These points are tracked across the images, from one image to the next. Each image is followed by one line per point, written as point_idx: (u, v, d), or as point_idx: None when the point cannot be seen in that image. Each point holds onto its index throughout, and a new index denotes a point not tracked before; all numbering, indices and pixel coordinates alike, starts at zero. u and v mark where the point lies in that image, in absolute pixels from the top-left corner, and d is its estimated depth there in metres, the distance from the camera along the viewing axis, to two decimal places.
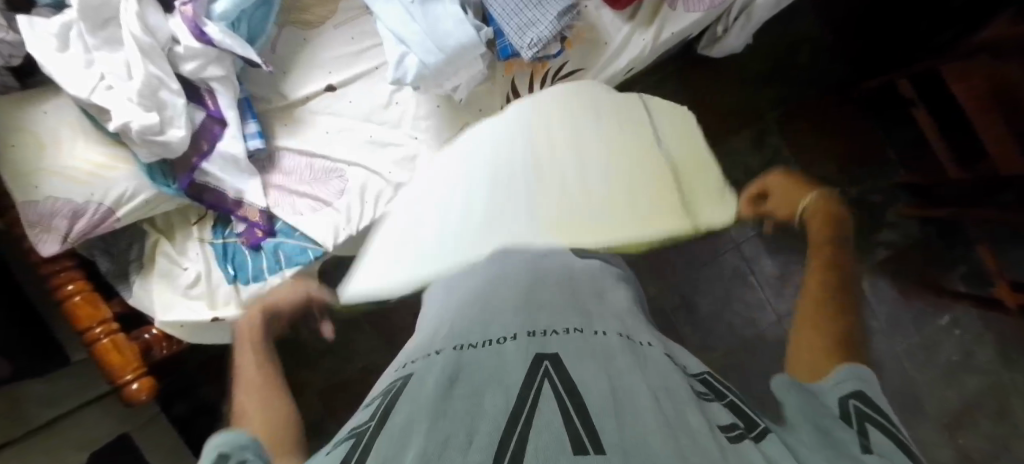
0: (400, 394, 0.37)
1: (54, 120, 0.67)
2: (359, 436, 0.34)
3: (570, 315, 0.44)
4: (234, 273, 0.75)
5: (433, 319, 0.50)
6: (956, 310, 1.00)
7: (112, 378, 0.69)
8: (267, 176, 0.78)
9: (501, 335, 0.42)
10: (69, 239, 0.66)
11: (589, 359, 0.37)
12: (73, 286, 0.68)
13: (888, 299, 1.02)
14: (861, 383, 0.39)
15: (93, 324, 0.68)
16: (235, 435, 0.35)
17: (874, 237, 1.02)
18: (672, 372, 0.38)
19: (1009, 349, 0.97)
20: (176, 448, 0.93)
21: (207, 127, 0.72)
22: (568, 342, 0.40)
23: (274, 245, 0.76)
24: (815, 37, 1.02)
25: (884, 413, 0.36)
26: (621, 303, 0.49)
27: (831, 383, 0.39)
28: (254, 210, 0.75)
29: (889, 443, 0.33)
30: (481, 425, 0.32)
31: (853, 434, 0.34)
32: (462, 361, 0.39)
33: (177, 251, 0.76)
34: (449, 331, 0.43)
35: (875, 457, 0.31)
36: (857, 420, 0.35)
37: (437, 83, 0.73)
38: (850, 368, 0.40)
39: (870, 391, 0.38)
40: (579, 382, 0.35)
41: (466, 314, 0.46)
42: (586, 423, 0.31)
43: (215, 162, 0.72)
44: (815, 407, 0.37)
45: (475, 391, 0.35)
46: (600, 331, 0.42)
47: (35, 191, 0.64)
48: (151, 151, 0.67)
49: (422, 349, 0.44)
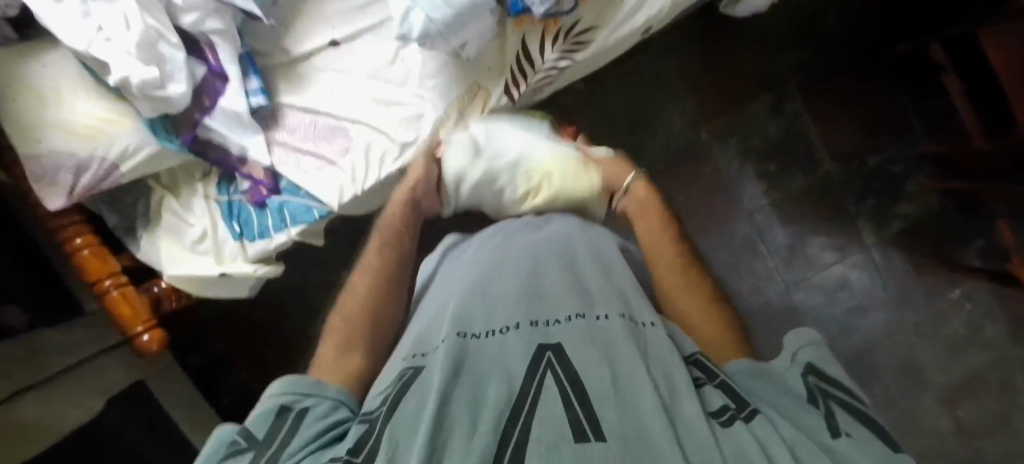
0: (405, 384, 0.37)
1: (56, 74, 0.66)
2: (372, 422, 0.35)
3: (572, 296, 0.43)
4: (240, 230, 0.76)
5: (437, 304, 0.49)
6: (968, 283, 0.98)
7: (125, 330, 0.71)
8: (271, 133, 0.77)
9: (504, 325, 0.41)
10: (75, 193, 0.66)
11: (591, 344, 0.37)
12: (81, 239, 0.69)
13: (899, 272, 1.00)
14: (812, 349, 0.39)
15: (102, 277, 0.70)
16: (295, 380, 0.42)
17: (891, 209, 1.00)
18: (670, 355, 0.38)
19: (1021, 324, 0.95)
20: (188, 395, 0.96)
21: (209, 83, 0.71)
22: (571, 328, 0.39)
23: (280, 203, 0.76)
24: None
25: (843, 383, 0.37)
26: (625, 281, 0.48)
27: (787, 361, 0.39)
28: (259, 168, 0.75)
29: (857, 422, 0.33)
30: (484, 416, 0.32)
31: (821, 419, 0.34)
32: (466, 349, 0.38)
33: (183, 208, 0.76)
34: (452, 315, 0.43)
35: (846, 440, 0.32)
36: (821, 398, 0.36)
37: (447, 42, 0.68)
38: (794, 335, 0.41)
39: (823, 360, 0.39)
40: (581, 371, 0.35)
41: (472, 296, 0.45)
42: (587, 411, 0.31)
43: (218, 118, 0.71)
44: (780, 391, 0.37)
45: (478, 380, 0.35)
46: (602, 315, 0.41)
47: (38, 145, 0.64)
48: (153, 106, 0.66)
49: (426, 334, 0.44)
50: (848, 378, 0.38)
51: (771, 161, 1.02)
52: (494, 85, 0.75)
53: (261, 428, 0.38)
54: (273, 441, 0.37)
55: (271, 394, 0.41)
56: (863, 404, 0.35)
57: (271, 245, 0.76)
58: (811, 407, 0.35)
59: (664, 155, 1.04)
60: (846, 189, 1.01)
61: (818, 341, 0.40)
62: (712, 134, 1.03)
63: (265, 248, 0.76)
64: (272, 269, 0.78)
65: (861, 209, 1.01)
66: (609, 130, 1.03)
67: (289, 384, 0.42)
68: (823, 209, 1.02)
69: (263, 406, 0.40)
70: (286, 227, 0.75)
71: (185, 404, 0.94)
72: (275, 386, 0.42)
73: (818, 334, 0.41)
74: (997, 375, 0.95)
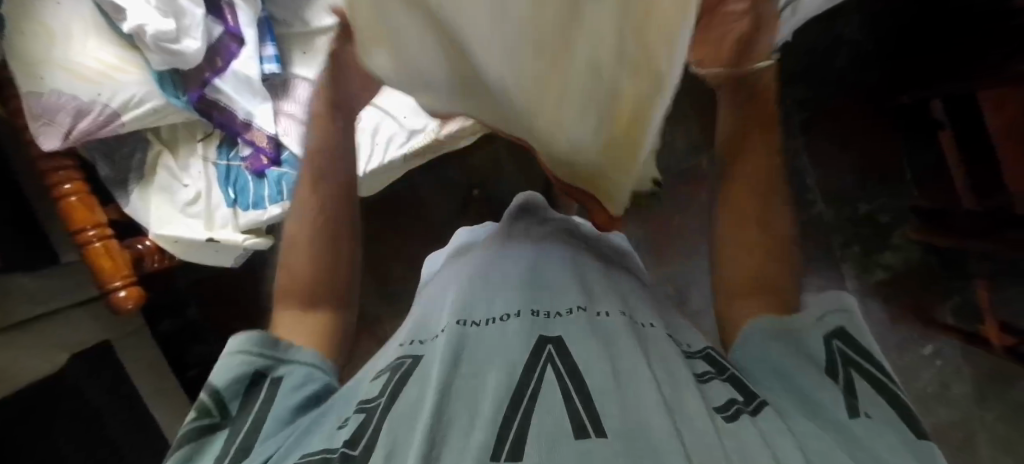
0: (403, 375, 0.37)
1: (69, 13, 0.65)
2: (370, 410, 0.34)
3: (573, 291, 0.43)
4: (234, 197, 0.74)
5: (434, 295, 0.50)
6: (940, 340, 1.00)
7: (101, 282, 0.69)
8: (279, 103, 0.77)
9: (505, 312, 0.41)
10: (71, 137, 0.64)
11: (592, 340, 0.37)
12: (71, 185, 0.67)
13: (876, 320, 1.02)
14: (845, 315, 0.39)
15: (87, 226, 0.67)
16: (257, 337, 0.40)
17: (876, 258, 1.02)
18: (672, 353, 0.38)
19: (986, 387, 0.97)
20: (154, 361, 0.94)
21: (224, 44, 0.71)
22: (572, 321, 0.39)
23: (278, 175, 0.74)
24: (856, 43, 1.00)
25: (870, 354, 0.38)
26: (624, 284, 0.49)
27: (813, 320, 0.40)
28: (262, 135, 0.74)
29: (877, 401, 0.34)
30: (484, 407, 0.32)
31: (839, 395, 0.35)
32: (465, 337, 0.38)
33: (178, 167, 0.74)
34: (452, 304, 0.44)
35: (865, 421, 0.33)
36: (842, 367, 0.37)
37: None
38: (829, 298, 0.41)
39: (854, 330, 0.39)
40: (582, 366, 0.35)
41: (473, 285, 0.46)
42: (589, 409, 0.31)
43: (228, 80, 0.71)
44: (800, 357, 0.38)
45: (479, 371, 0.35)
46: (603, 312, 0.41)
47: (40, 82, 0.63)
48: (164, 59, 0.65)
49: (425, 323, 0.45)
50: (874, 349, 0.38)
51: None
52: None
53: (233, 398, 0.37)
54: (246, 417, 0.37)
55: (236, 351, 0.39)
56: (892, 382, 0.36)
57: (263, 218, 0.73)
58: (829, 379, 0.36)
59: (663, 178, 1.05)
60: (835, 232, 1.04)
61: (849, 306, 0.40)
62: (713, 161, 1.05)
63: (257, 218, 0.73)
64: (262, 242, 0.76)
65: (847, 254, 1.03)
66: None
67: (262, 343, 0.40)
68: (810, 248, 1.04)
69: (226, 368, 0.38)
70: (281, 199, 0.73)
71: (152, 368, 0.92)
72: (240, 340, 0.39)
73: (855, 300, 0.40)
74: (958, 433, 0.97)
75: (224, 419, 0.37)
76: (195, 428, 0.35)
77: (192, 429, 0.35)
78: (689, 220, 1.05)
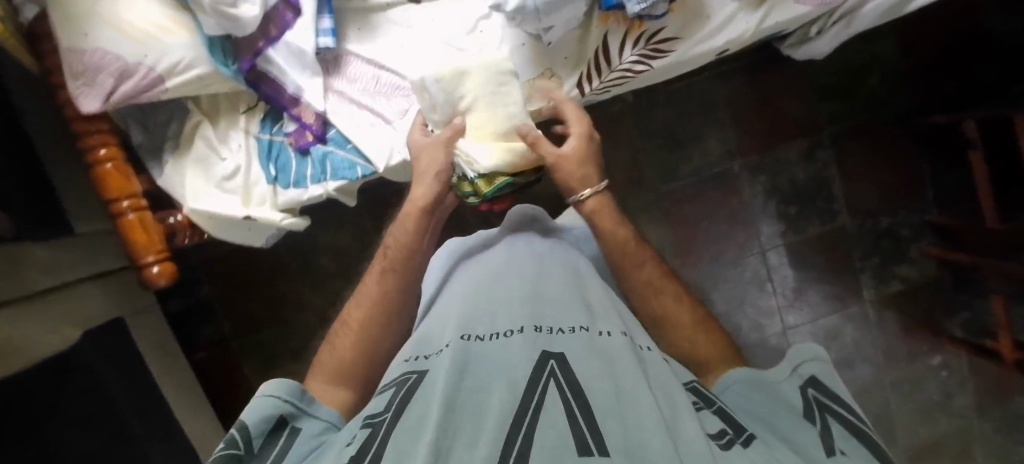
0: (409, 389, 0.39)
1: None
2: (375, 426, 0.37)
3: (577, 312, 0.46)
4: (275, 175, 0.72)
5: (439, 311, 0.54)
6: (885, 340, 1.07)
7: (135, 257, 0.68)
8: (329, 78, 0.74)
9: (508, 328, 0.44)
10: (112, 99, 0.61)
11: (594, 360, 0.39)
12: (107, 150, 0.65)
13: (813, 305, 1.07)
14: (817, 364, 0.43)
15: (121, 197, 0.66)
16: (282, 383, 0.45)
17: (892, 270, 1.07)
18: (669, 377, 0.40)
19: (906, 382, 1.06)
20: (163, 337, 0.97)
21: (279, 13, 0.67)
22: (574, 341, 0.42)
23: (323, 153, 0.73)
24: (889, 62, 1.03)
25: (842, 399, 0.39)
26: (623, 307, 0.52)
27: (788, 371, 0.43)
28: (311, 112, 0.72)
29: (851, 438, 0.36)
30: (487, 420, 0.34)
31: (814, 434, 0.37)
32: (469, 351, 0.42)
33: (218, 138, 0.71)
34: (456, 322, 0.47)
35: (842, 457, 0.34)
36: (817, 412, 0.39)
37: None
38: (801, 350, 0.44)
39: (825, 377, 0.41)
40: (584, 384, 0.37)
41: (475, 305, 0.49)
42: (590, 428, 0.33)
43: (280, 50, 0.68)
44: (773, 401, 0.41)
45: (482, 385, 0.38)
46: (605, 332, 0.44)
47: (83, 39, 0.59)
48: (219, 24, 0.61)
49: (426, 342, 0.47)
50: (849, 395, 0.40)
51: (794, 204, 1.07)
52: (568, 75, 0.76)
53: (258, 438, 0.42)
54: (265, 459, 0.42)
55: (268, 393, 0.44)
56: (867, 426, 0.37)
57: (304, 197, 0.73)
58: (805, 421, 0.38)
59: (692, 181, 1.06)
60: (856, 244, 1.08)
61: (823, 359, 0.43)
62: (744, 168, 1.06)
63: (296, 198, 0.72)
64: (298, 221, 0.75)
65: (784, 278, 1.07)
66: (647, 150, 1.05)
67: (294, 392, 0.45)
68: (833, 262, 1.08)
69: (259, 405, 0.43)
70: (323, 180, 0.72)
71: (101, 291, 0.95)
72: (273, 386, 0.45)
73: (825, 352, 0.43)
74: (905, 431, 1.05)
75: (246, 453, 0.41)
76: (221, 456, 0.40)
77: (218, 457, 0.40)
78: (717, 222, 1.07)
